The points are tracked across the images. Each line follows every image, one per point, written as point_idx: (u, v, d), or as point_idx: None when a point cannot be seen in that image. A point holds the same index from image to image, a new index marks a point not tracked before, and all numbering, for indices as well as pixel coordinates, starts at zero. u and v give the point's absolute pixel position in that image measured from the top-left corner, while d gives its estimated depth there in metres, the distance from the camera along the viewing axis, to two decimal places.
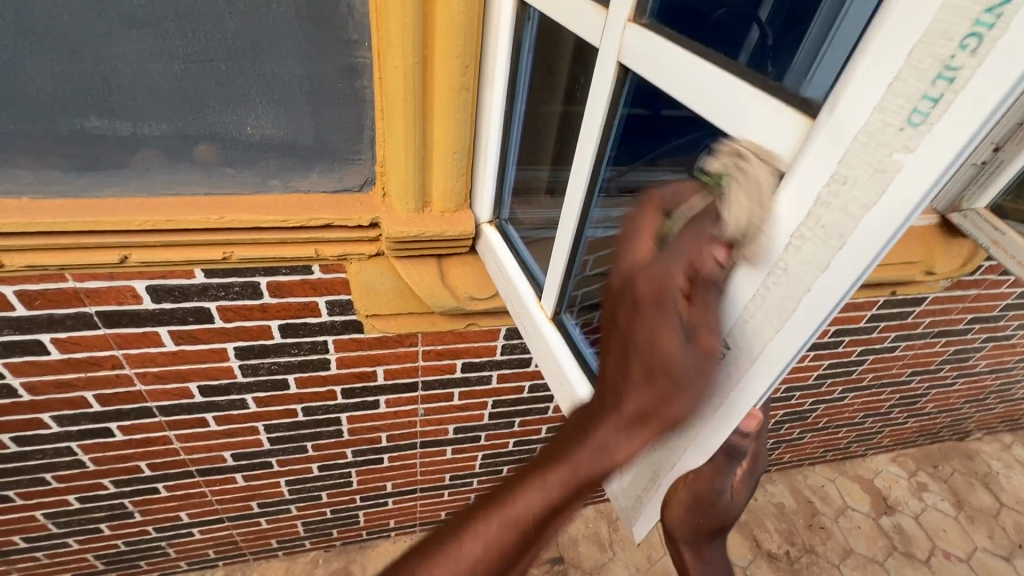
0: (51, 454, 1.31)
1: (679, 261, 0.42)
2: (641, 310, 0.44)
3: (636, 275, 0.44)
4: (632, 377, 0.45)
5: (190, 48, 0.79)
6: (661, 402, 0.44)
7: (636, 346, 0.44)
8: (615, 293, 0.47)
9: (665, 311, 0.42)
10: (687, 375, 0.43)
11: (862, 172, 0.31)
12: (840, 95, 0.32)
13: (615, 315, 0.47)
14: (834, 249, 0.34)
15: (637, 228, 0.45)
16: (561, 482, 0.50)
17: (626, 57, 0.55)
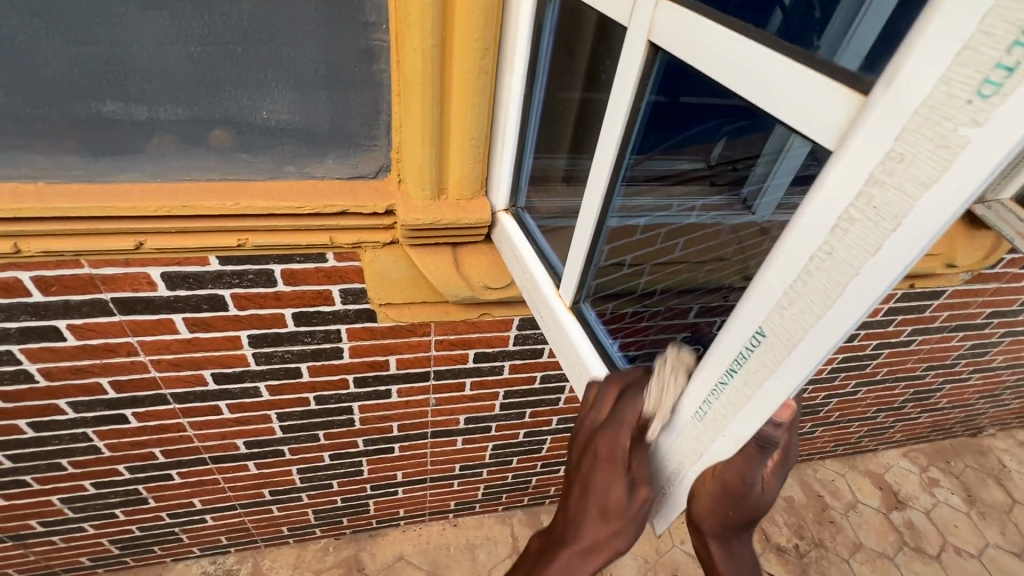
0: (67, 440, 1.32)
1: (627, 426, 0.58)
2: (600, 464, 0.58)
3: (596, 435, 0.60)
4: (590, 517, 0.58)
5: (206, 31, 0.78)
6: (612, 537, 0.57)
7: (593, 494, 0.58)
8: (579, 444, 0.62)
9: (615, 466, 0.57)
10: (633, 513, 0.57)
11: (922, 148, 0.29)
12: (898, 68, 0.30)
13: (579, 463, 0.61)
14: (887, 232, 0.32)
15: (598, 399, 0.62)
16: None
17: (657, 36, 0.54)
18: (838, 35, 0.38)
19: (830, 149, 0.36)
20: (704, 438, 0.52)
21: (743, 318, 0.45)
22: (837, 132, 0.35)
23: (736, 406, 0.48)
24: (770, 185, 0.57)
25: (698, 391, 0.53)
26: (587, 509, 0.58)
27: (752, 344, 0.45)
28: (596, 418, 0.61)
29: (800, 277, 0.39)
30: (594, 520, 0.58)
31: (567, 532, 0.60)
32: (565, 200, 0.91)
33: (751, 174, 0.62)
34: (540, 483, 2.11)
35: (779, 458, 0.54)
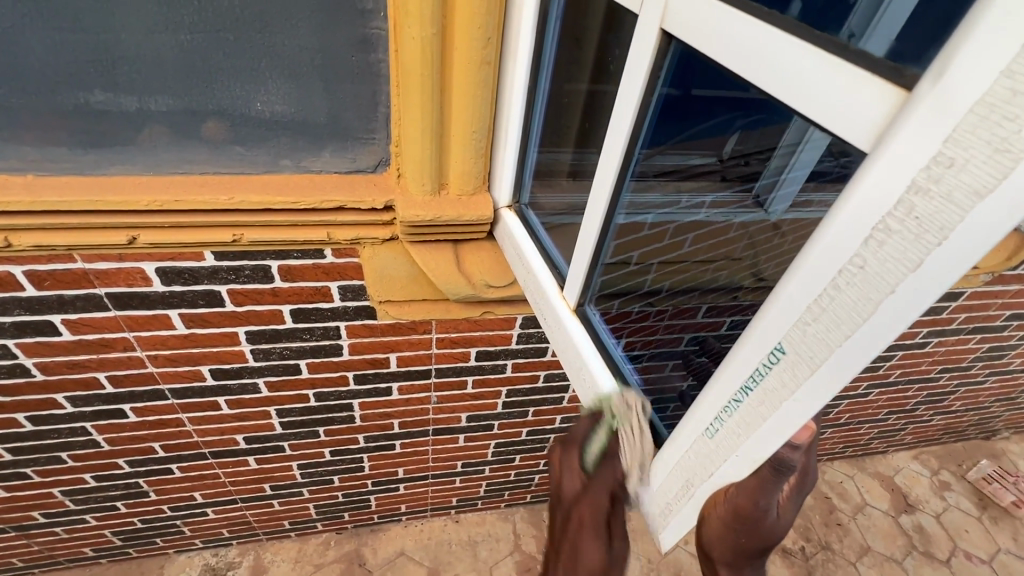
0: (66, 434, 1.31)
1: (603, 492, 0.66)
2: (584, 529, 0.67)
3: (576, 501, 0.68)
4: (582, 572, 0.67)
5: (197, 17, 0.75)
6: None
7: (586, 566, 0.67)
8: (563, 510, 0.70)
9: (600, 542, 0.66)
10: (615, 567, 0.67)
11: (978, 151, 0.26)
12: (950, 58, 0.26)
13: (567, 524, 0.69)
14: (932, 245, 0.28)
15: (568, 471, 0.69)
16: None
17: (669, 24, 0.50)
18: (868, 15, 0.35)
19: (864, 150, 0.32)
20: (716, 458, 0.49)
21: (762, 332, 0.42)
22: (872, 134, 0.31)
23: (751, 426, 0.44)
24: (789, 177, 0.55)
25: (710, 406, 0.50)
26: (578, 564, 0.67)
27: (770, 361, 0.41)
28: (570, 492, 0.69)
29: (826, 291, 0.35)
30: None
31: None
32: (571, 196, 0.88)
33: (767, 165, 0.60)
34: (543, 481, 2.09)
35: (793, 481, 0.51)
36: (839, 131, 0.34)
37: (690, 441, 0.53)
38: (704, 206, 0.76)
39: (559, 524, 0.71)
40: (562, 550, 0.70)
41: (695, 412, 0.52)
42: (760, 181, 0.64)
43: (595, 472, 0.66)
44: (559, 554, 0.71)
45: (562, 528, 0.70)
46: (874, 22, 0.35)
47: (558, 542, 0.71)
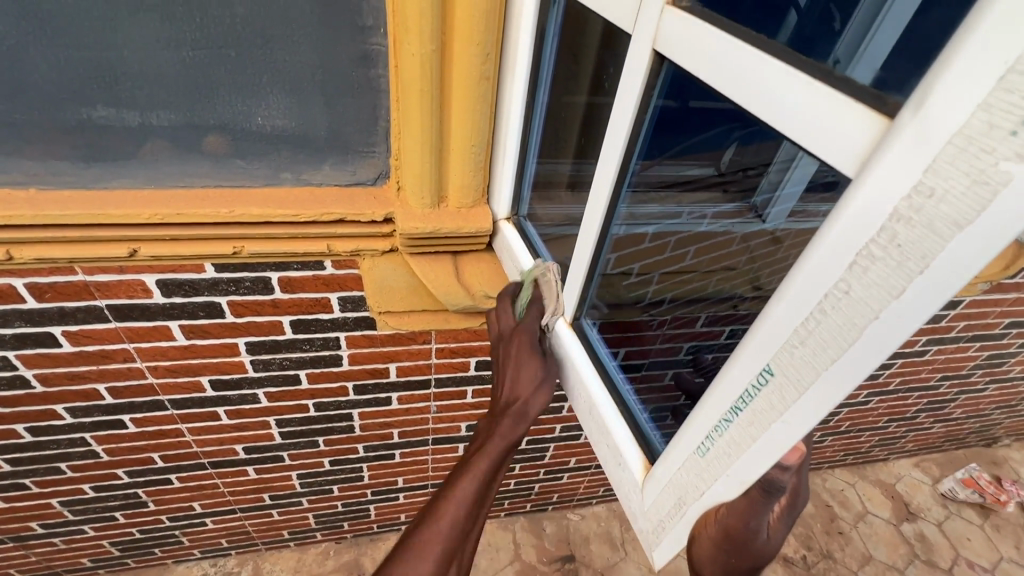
0: (65, 445, 1.31)
1: (531, 321, 0.83)
2: (521, 349, 0.80)
3: (511, 332, 0.83)
4: (524, 381, 0.77)
5: (199, 34, 0.76)
6: (541, 386, 0.77)
7: (526, 379, 0.78)
8: (501, 352, 0.84)
9: (536, 357, 0.79)
10: (550, 380, 0.78)
11: (957, 182, 0.26)
12: (930, 90, 0.27)
13: (507, 354, 0.82)
14: (913, 273, 0.29)
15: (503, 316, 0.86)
16: (486, 467, 0.74)
17: (661, 44, 0.50)
18: (858, 35, 0.36)
19: (849, 176, 0.33)
20: (708, 476, 0.50)
21: (751, 352, 0.42)
22: (857, 161, 0.32)
23: (740, 447, 0.45)
24: (784, 194, 0.53)
25: (702, 424, 0.50)
26: (520, 378, 0.78)
27: (759, 383, 0.42)
28: (507, 329, 0.85)
29: (813, 313, 0.36)
30: (530, 386, 0.77)
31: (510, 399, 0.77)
32: (570, 207, 0.88)
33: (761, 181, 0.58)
34: (543, 490, 2.08)
35: (784, 503, 0.52)
36: (825, 151, 0.35)
37: (683, 457, 0.53)
38: (707, 217, 0.74)
39: (500, 366, 0.82)
40: (504, 378, 0.80)
41: (687, 430, 0.53)
42: (755, 195, 0.62)
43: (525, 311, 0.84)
44: (502, 384, 0.80)
45: (502, 366, 0.82)
46: (863, 42, 0.35)
47: (500, 380, 0.81)
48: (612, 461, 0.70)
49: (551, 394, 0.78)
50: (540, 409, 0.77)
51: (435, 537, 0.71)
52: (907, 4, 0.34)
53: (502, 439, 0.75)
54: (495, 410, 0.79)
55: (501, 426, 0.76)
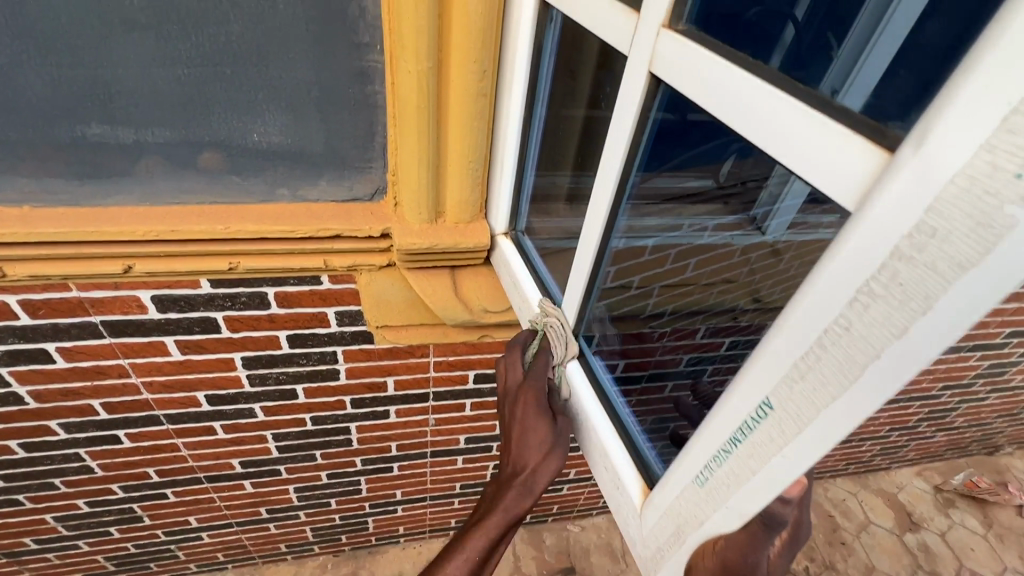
0: (59, 460, 1.30)
1: (540, 376, 0.76)
2: (529, 409, 0.73)
3: (519, 387, 0.76)
4: (531, 449, 0.71)
5: (194, 52, 0.75)
6: (550, 454, 0.70)
7: (533, 445, 0.71)
8: (510, 409, 0.77)
9: (545, 420, 0.72)
10: (560, 447, 0.71)
11: (959, 223, 0.26)
12: (930, 128, 0.26)
13: (513, 412, 0.75)
14: (915, 313, 0.28)
15: (512, 368, 0.79)
16: (484, 543, 0.70)
17: (658, 67, 0.50)
18: (849, 63, 0.37)
19: (849, 208, 0.32)
20: (708, 506, 0.49)
21: (750, 383, 0.42)
22: (857, 194, 0.32)
23: (740, 478, 0.44)
24: (783, 207, 0.52)
25: (701, 452, 0.49)
26: (526, 444, 0.71)
27: (758, 415, 0.41)
28: (514, 383, 0.77)
29: (813, 349, 0.35)
30: (537, 454, 0.70)
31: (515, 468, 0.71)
32: (568, 223, 0.88)
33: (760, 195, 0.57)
34: (543, 501, 2.06)
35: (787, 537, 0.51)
36: (824, 180, 0.34)
37: (682, 485, 0.53)
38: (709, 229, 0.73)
39: (506, 425, 0.76)
40: (510, 442, 0.73)
41: (685, 458, 0.52)
42: (756, 207, 0.60)
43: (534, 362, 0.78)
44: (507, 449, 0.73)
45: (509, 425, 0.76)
46: (854, 69, 0.36)
47: (506, 442, 0.74)
48: (610, 485, 0.70)
49: (561, 464, 0.71)
50: (547, 482, 0.70)
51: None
52: (893, 35, 0.36)
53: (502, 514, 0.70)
54: (500, 477, 0.74)
55: (504, 499, 0.70)
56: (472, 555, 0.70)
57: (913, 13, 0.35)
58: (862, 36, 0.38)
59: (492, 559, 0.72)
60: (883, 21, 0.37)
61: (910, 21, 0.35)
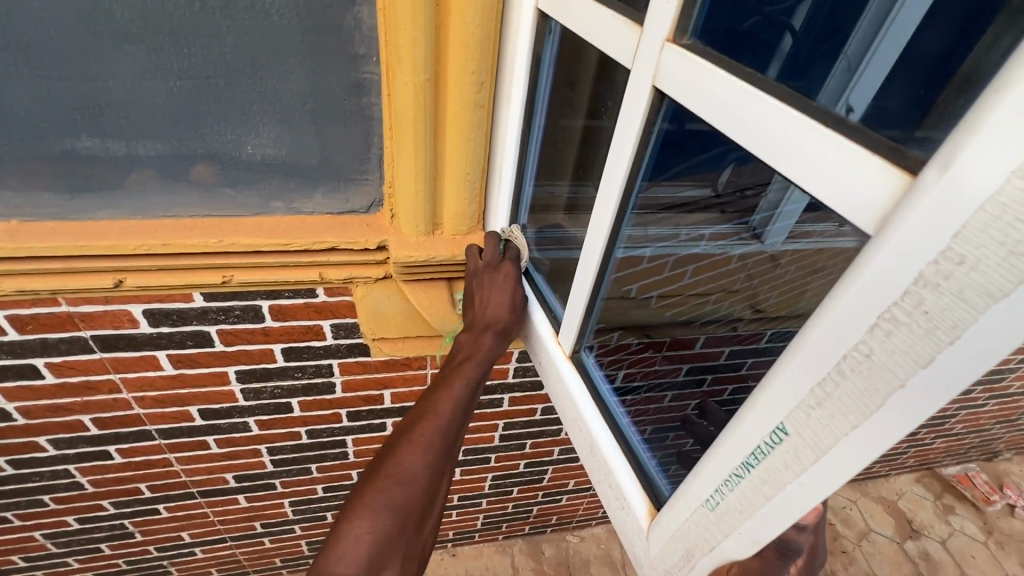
0: (48, 477, 1.27)
1: (514, 257, 0.91)
2: (507, 276, 0.89)
3: (497, 263, 0.91)
4: (509, 304, 0.87)
5: (186, 65, 0.74)
6: (519, 311, 0.89)
7: (507, 303, 0.87)
8: (485, 279, 0.90)
9: (518, 287, 0.89)
10: (524, 309, 0.90)
11: (991, 251, 0.24)
12: (958, 152, 0.25)
13: (490, 278, 0.90)
14: (943, 342, 0.27)
15: (487, 251, 0.93)
16: (476, 371, 0.84)
17: (662, 81, 0.48)
18: (846, 72, 0.37)
19: (868, 230, 0.32)
20: (718, 532, 0.47)
21: (762, 408, 0.40)
22: (877, 216, 0.31)
23: (754, 505, 0.43)
24: (784, 210, 0.50)
25: (710, 477, 0.48)
26: (504, 301, 0.87)
27: (772, 441, 0.40)
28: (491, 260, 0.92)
29: (830, 375, 0.34)
30: (511, 309, 0.87)
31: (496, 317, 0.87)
32: (568, 235, 0.87)
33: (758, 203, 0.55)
34: (542, 512, 2.04)
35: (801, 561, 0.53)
36: (839, 203, 0.33)
37: (690, 508, 0.51)
38: (704, 239, 0.70)
39: (477, 290, 0.91)
40: (487, 300, 0.88)
41: (693, 481, 0.51)
42: (753, 214, 0.59)
43: (508, 248, 0.92)
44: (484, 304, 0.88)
45: (481, 291, 0.90)
46: (851, 79, 0.36)
47: (480, 301, 0.89)
48: (615, 503, 0.69)
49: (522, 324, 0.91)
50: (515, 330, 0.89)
51: (436, 425, 0.77)
52: (891, 47, 0.35)
53: (490, 350, 0.86)
54: (475, 326, 0.87)
55: (486, 338, 0.86)
56: (468, 382, 0.83)
57: (911, 24, 0.34)
58: (861, 44, 0.37)
59: (478, 390, 0.86)
60: (883, 30, 0.36)
61: (908, 33, 0.34)
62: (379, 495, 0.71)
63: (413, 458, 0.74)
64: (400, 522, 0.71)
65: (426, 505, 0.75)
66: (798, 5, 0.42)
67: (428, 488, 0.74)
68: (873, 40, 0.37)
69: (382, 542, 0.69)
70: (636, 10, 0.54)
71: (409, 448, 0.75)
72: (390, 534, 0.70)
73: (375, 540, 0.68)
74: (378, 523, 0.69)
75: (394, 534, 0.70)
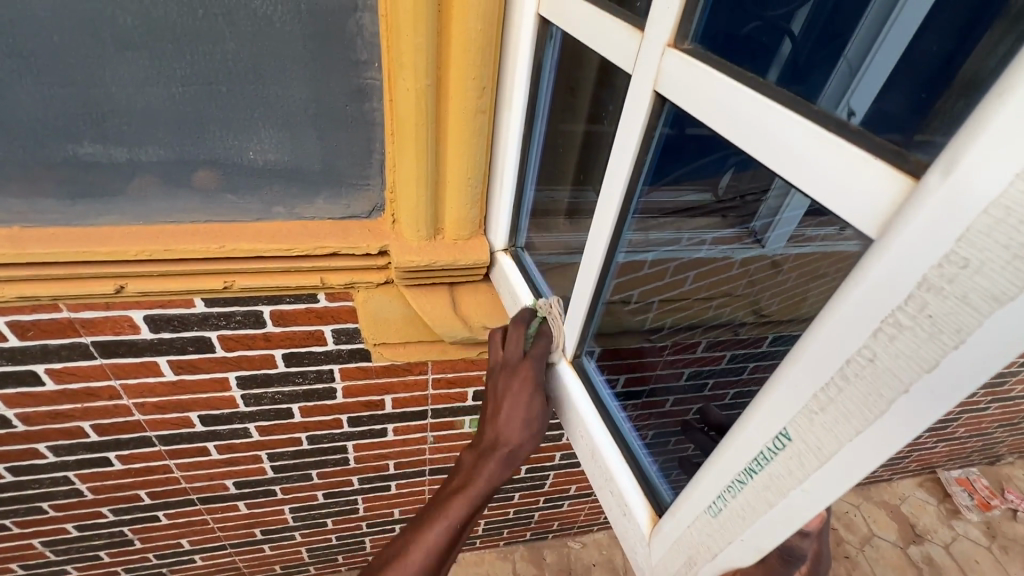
0: (48, 484, 1.27)
1: (538, 359, 0.76)
2: (524, 387, 0.74)
3: (516, 366, 0.76)
4: (520, 427, 0.73)
5: (189, 71, 0.74)
6: (533, 432, 0.74)
7: (520, 421, 0.73)
8: (502, 382, 0.76)
9: (537, 399, 0.74)
10: (542, 425, 0.75)
11: (994, 255, 0.24)
12: (963, 155, 0.25)
13: (505, 386, 0.75)
14: (948, 347, 0.27)
15: (510, 342, 0.78)
16: (469, 509, 0.71)
17: (663, 86, 0.48)
18: (846, 79, 0.37)
19: (870, 234, 0.32)
20: (721, 538, 0.47)
21: (765, 414, 0.40)
22: (880, 220, 0.31)
23: (756, 511, 0.42)
24: (784, 216, 0.51)
25: (712, 482, 0.48)
26: (514, 421, 0.73)
27: (775, 446, 0.40)
28: (510, 360, 0.76)
29: (834, 380, 0.34)
30: (523, 430, 0.73)
31: (500, 442, 0.73)
32: (569, 239, 0.87)
33: (759, 208, 0.56)
34: (543, 518, 2.03)
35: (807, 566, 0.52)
36: (843, 208, 0.34)
37: (693, 514, 0.51)
38: (707, 243, 0.72)
39: (492, 393, 0.76)
40: (497, 414, 0.74)
41: (695, 487, 0.51)
42: (753, 221, 0.61)
43: (534, 346, 0.78)
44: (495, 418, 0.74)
45: (495, 398, 0.76)
46: (850, 88, 0.36)
47: (492, 411, 0.75)
48: (617, 510, 0.68)
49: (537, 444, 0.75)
50: (525, 454, 0.74)
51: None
52: (887, 56, 0.36)
53: (488, 485, 0.72)
54: (482, 445, 0.74)
55: (488, 466, 0.72)
56: (458, 517, 0.71)
57: (910, 29, 0.35)
58: (860, 49, 0.38)
59: (471, 525, 0.73)
60: (883, 33, 0.37)
61: (906, 38, 0.35)
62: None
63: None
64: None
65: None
66: (797, 9, 0.42)
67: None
68: (873, 44, 0.37)
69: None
70: (637, 16, 0.55)
71: None
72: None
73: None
74: None
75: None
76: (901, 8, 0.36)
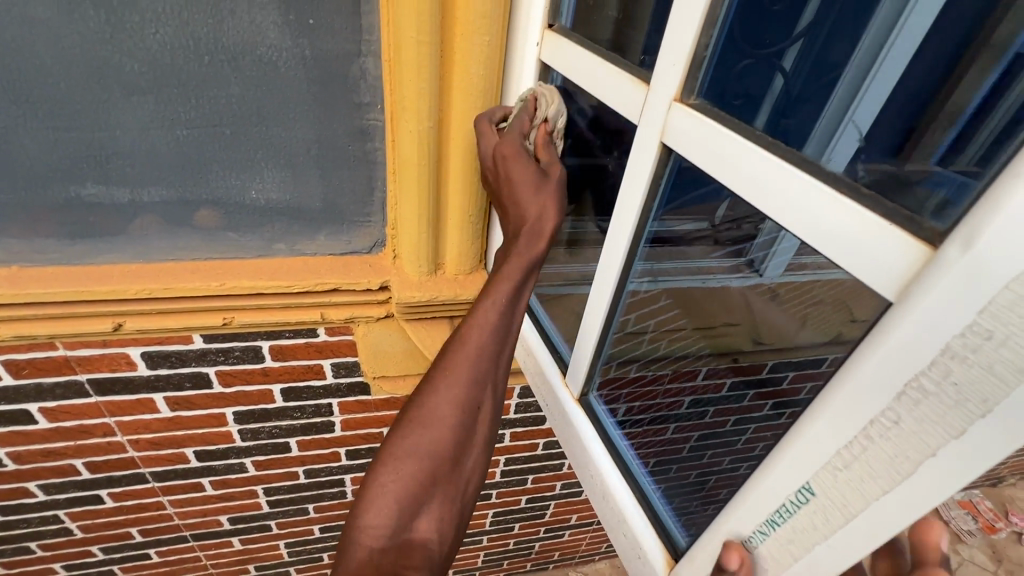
0: (37, 523, 1.24)
1: (518, 131, 0.70)
2: (514, 164, 0.69)
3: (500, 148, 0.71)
4: (534, 196, 0.67)
5: (193, 114, 0.75)
6: (549, 201, 0.67)
7: (528, 197, 0.68)
8: (496, 171, 0.72)
9: (532, 170, 0.68)
10: (555, 190, 0.67)
11: (1018, 330, 0.25)
12: (983, 233, 0.26)
13: (501, 173, 0.71)
14: (975, 415, 0.27)
15: (488, 136, 0.74)
16: (507, 289, 0.66)
17: (670, 138, 0.49)
18: (830, 127, 0.39)
19: (889, 299, 0.32)
20: None
21: (783, 468, 0.40)
22: (898, 283, 0.31)
23: (780, 564, 0.42)
24: (783, 243, 0.49)
25: (729, 533, 0.47)
26: (526, 196, 0.68)
27: (798, 500, 0.39)
28: (494, 147, 0.73)
29: (857, 438, 0.34)
30: (535, 197, 0.67)
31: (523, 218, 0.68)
32: (568, 271, 0.88)
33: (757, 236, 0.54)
34: (544, 549, 1.99)
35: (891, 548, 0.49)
36: (861, 274, 0.34)
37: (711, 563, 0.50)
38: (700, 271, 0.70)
39: (500, 189, 0.72)
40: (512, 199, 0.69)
41: (710, 538, 0.50)
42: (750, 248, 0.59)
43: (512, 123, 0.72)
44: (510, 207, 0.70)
45: (501, 186, 0.72)
46: (837, 130, 0.39)
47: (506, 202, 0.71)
48: (631, 552, 0.68)
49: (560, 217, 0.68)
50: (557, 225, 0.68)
51: (464, 356, 0.65)
52: (877, 97, 0.38)
53: (520, 259, 0.67)
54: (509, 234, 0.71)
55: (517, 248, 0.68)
56: (503, 299, 0.66)
57: (897, 71, 0.36)
58: (847, 93, 0.39)
59: (520, 314, 0.68)
60: (871, 73, 0.38)
61: (893, 81, 0.37)
62: (402, 443, 0.64)
63: (437, 401, 0.64)
64: (428, 473, 0.63)
65: (462, 453, 0.65)
66: (787, 46, 0.44)
67: (462, 429, 0.65)
68: (857, 89, 0.39)
69: (406, 501, 0.62)
70: (636, 67, 0.56)
71: (437, 381, 0.65)
72: (417, 487, 0.62)
73: (400, 494, 0.62)
74: (399, 477, 0.63)
75: (422, 490, 0.63)
76: (887, 50, 0.37)
